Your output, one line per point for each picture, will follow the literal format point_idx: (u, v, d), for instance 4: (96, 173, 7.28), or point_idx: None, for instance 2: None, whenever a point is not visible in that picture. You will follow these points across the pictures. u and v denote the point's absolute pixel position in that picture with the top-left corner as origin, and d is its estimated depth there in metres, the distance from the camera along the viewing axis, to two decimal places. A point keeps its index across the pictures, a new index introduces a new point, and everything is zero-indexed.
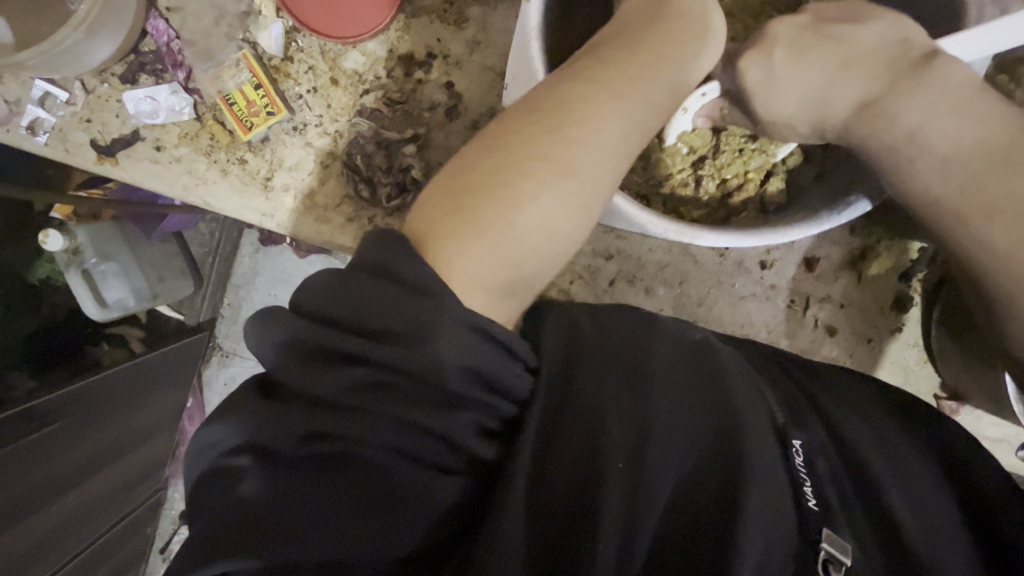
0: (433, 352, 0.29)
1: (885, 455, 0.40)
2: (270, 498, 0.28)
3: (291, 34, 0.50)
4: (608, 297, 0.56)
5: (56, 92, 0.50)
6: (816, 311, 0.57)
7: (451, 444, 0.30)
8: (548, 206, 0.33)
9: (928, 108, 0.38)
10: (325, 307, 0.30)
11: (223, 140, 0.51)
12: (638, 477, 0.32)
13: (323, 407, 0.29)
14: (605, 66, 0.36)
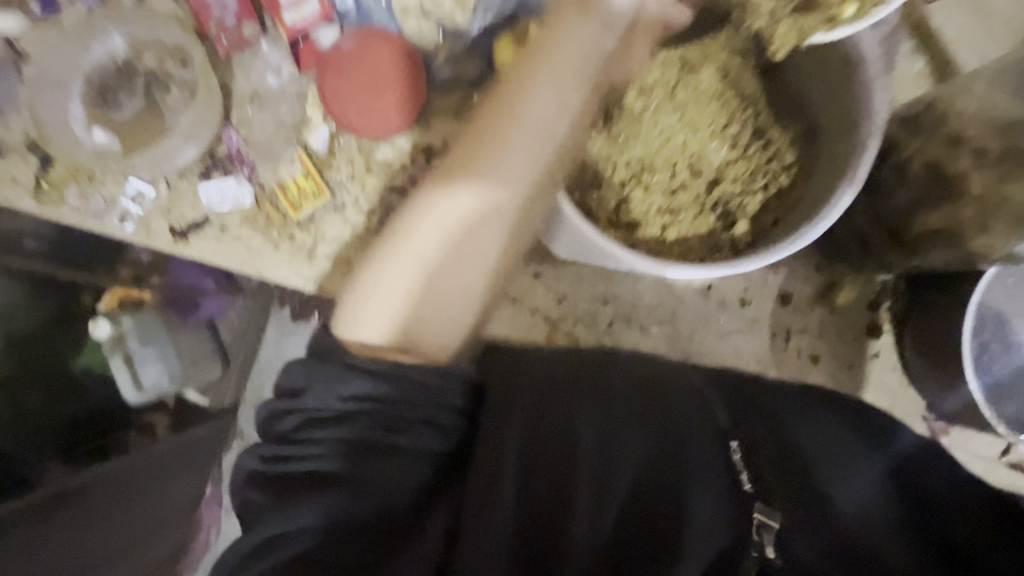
0: (315, 395, 0.53)
1: (821, 449, 0.55)
2: (300, 478, 0.50)
3: (334, 135, 0.62)
4: (608, 336, 0.63)
5: (144, 189, 0.61)
6: (798, 340, 0.63)
7: (404, 449, 0.51)
8: (460, 271, 0.50)
9: None
10: (298, 381, 0.54)
11: (276, 220, 0.62)
12: (607, 478, 0.50)
13: (292, 441, 0.52)
14: (467, 150, 0.49)
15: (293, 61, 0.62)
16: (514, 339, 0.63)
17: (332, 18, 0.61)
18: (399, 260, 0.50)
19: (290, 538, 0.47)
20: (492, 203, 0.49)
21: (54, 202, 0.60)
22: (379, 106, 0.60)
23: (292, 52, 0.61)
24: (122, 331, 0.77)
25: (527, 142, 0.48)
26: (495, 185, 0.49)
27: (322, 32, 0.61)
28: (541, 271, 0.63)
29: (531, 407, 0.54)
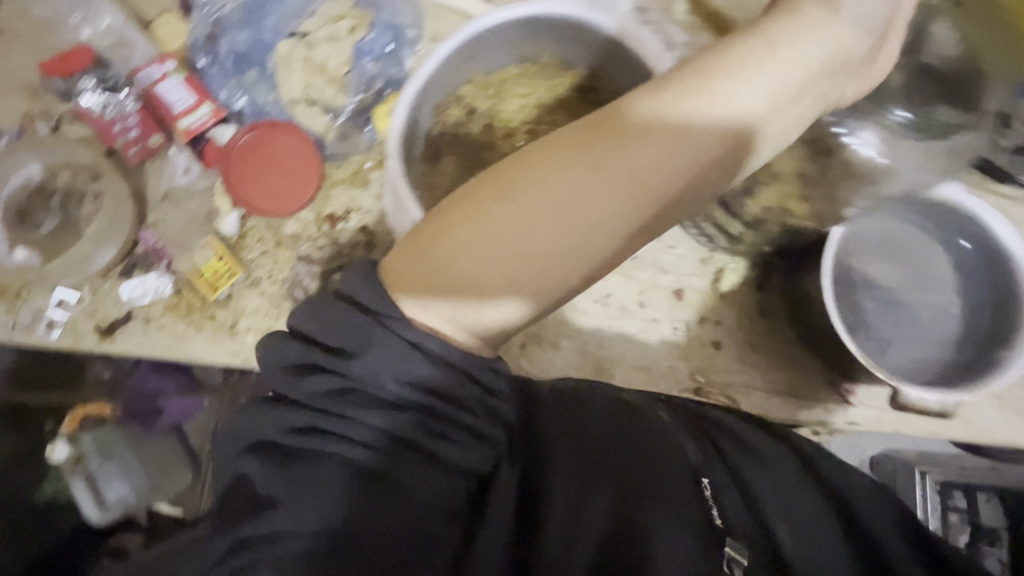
0: (370, 361, 0.39)
1: (778, 496, 0.53)
2: (272, 485, 0.38)
3: (243, 219, 0.68)
4: (523, 358, 0.66)
5: (68, 295, 0.65)
6: (699, 330, 0.68)
7: (432, 454, 0.40)
8: (489, 259, 0.39)
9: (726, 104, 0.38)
10: (331, 337, 0.39)
11: (197, 303, 0.66)
12: (579, 510, 0.44)
13: (319, 408, 0.39)
14: (589, 139, 0.38)
15: (198, 160, 0.68)
16: None
17: (227, 118, 0.68)
18: (426, 269, 0.39)
19: (279, 538, 0.37)
20: (523, 252, 0.38)
21: None
22: (282, 187, 0.67)
23: (196, 153, 0.67)
24: (83, 451, 0.88)
25: (605, 188, 0.38)
26: (557, 207, 0.38)
27: (220, 131, 0.67)
28: None
29: (549, 445, 0.46)
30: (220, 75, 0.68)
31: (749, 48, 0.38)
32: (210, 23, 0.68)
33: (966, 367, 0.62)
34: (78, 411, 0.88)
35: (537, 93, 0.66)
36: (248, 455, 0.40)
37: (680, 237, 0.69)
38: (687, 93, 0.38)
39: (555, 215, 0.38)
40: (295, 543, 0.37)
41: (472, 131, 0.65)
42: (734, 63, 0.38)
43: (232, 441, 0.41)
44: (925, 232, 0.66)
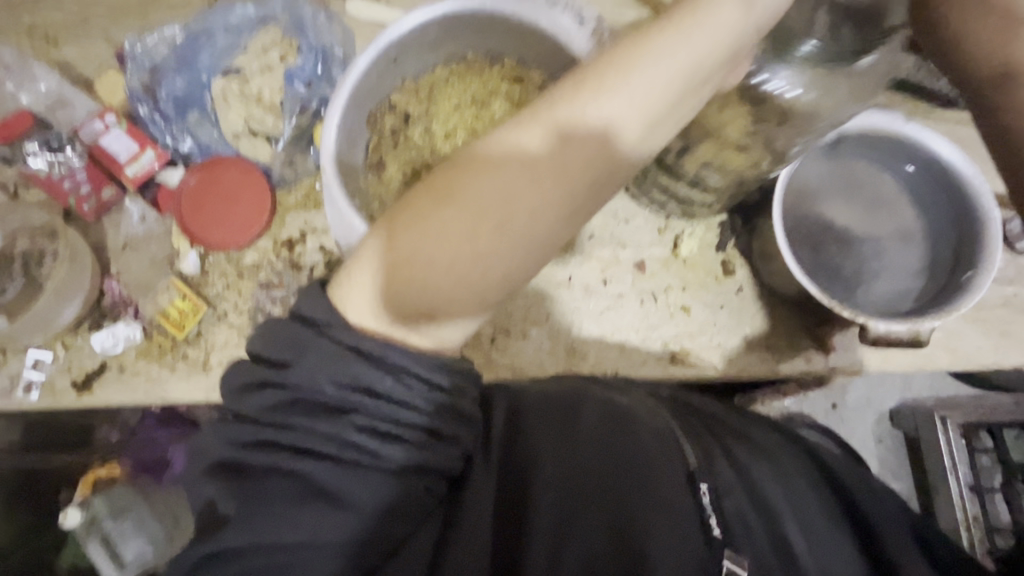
0: (306, 368, 0.39)
1: (789, 500, 0.49)
2: (227, 502, 0.37)
3: (203, 256, 0.69)
4: (494, 351, 0.66)
5: (42, 355, 0.66)
6: (665, 298, 0.68)
7: (380, 461, 0.38)
8: (433, 258, 0.38)
9: (629, 103, 0.38)
10: (276, 352, 0.40)
11: (167, 344, 0.67)
12: (565, 515, 0.42)
13: (266, 423, 0.39)
14: (513, 138, 0.39)
15: (153, 208, 0.70)
16: None
17: (173, 161, 0.70)
18: (379, 281, 0.40)
19: (240, 554, 0.36)
20: (468, 256, 0.38)
21: None
22: (234, 216, 0.68)
23: (149, 200, 0.69)
24: (93, 514, 1.01)
25: (532, 182, 0.39)
26: (488, 206, 0.38)
27: (169, 174, 0.69)
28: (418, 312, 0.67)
29: (529, 438, 0.46)
30: (161, 122, 0.70)
31: (653, 38, 0.38)
32: (145, 71, 0.70)
33: (939, 287, 0.61)
34: (91, 473, 1.03)
35: (468, 91, 0.66)
36: (205, 477, 0.39)
37: (633, 210, 0.69)
38: (600, 83, 0.38)
39: (495, 220, 0.38)
40: (258, 564, 0.36)
41: (410, 136, 0.66)
42: (635, 60, 0.38)
43: (195, 462, 0.40)
44: (871, 162, 0.66)
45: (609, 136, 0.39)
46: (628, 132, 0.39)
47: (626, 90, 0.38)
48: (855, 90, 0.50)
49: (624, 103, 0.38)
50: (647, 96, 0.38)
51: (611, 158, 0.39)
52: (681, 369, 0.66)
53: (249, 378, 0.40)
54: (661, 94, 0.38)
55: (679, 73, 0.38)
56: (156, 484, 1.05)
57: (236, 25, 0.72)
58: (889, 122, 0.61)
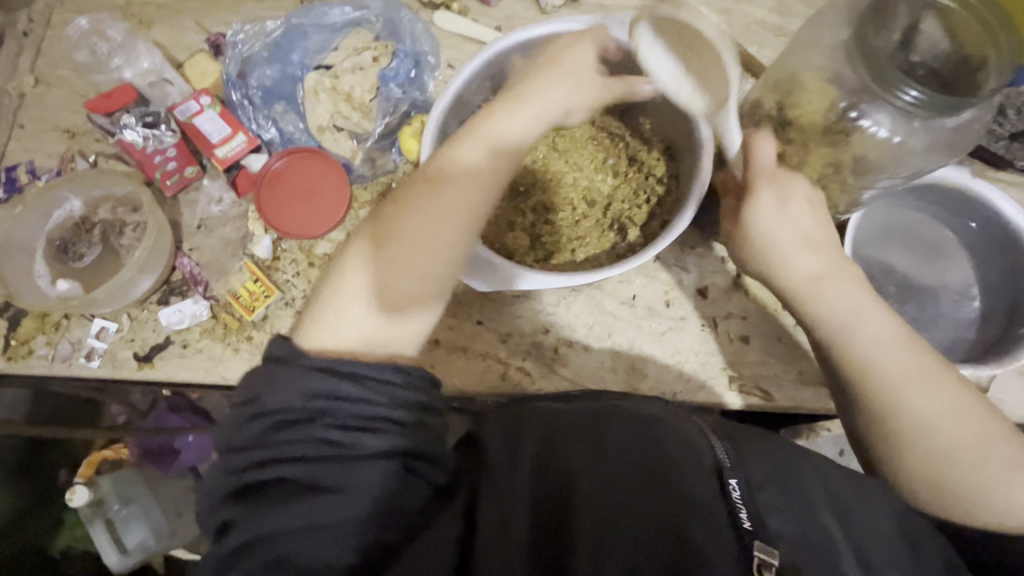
0: (279, 390, 0.44)
1: (829, 493, 0.49)
2: (241, 519, 0.42)
3: (277, 241, 0.70)
4: (555, 362, 0.68)
5: (108, 324, 0.66)
6: (726, 326, 0.69)
7: (359, 451, 0.43)
8: (402, 260, 0.51)
9: (513, 118, 0.58)
10: (252, 388, 0.46)
11: (233, 325, 0.67)
12: (605, 513, 0.44)
13: (259, 444, 0.43)
14: (434, 164, 0.56)
15: (231, 189, 0.71)
16: (471, 388, 0.67)
17: (259, 148, 0.71)
18: (347, 294, 0.50)
19: (267, 551, 0.40)
20: (430, 249, 0.51)
21: (24, 356, 0.65)
22: (313, 207, 0.69)
23: (230, 181, 0.70)
24: (102, 495, 1.01)
25: (463, 184, 0.54)
26: (438, 210, 0.52)
27: (253, 159, 0.71)
28: (484, 317, 0.68)
29: (538, 450, 0.48)
30: (250, 108, 0.72)
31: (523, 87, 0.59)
32: (240, 61, 0.72)
33: (993, 341, 0.63)
34: (96, 455, 1.03)
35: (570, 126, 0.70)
36: (221, 504, 0.43)
37: (700, 237, 0.71)
38: (488, 116, 0.58)
39: (443, 213, 0.52)
40: (277, 555, 0.40)
41: None
42: (515, 102, 0.58)
43: (208, 498, 0.45)
44: (933, 217, 0.68)
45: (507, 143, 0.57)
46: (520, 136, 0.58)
47: (505, 112, 0.58)
48: (943, 147, 0.52)
49: (510, 119, 0.58)
50: (526, 111, 0.58)
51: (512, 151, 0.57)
52: (738, 397, 0.67)
53: (234, 416, 0.46)
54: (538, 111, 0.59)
55: (543, 100, 0.59)
56: (164, 473, 1.04)
57: (331, 24, 0.74)
58: (957, 177, 0.63)
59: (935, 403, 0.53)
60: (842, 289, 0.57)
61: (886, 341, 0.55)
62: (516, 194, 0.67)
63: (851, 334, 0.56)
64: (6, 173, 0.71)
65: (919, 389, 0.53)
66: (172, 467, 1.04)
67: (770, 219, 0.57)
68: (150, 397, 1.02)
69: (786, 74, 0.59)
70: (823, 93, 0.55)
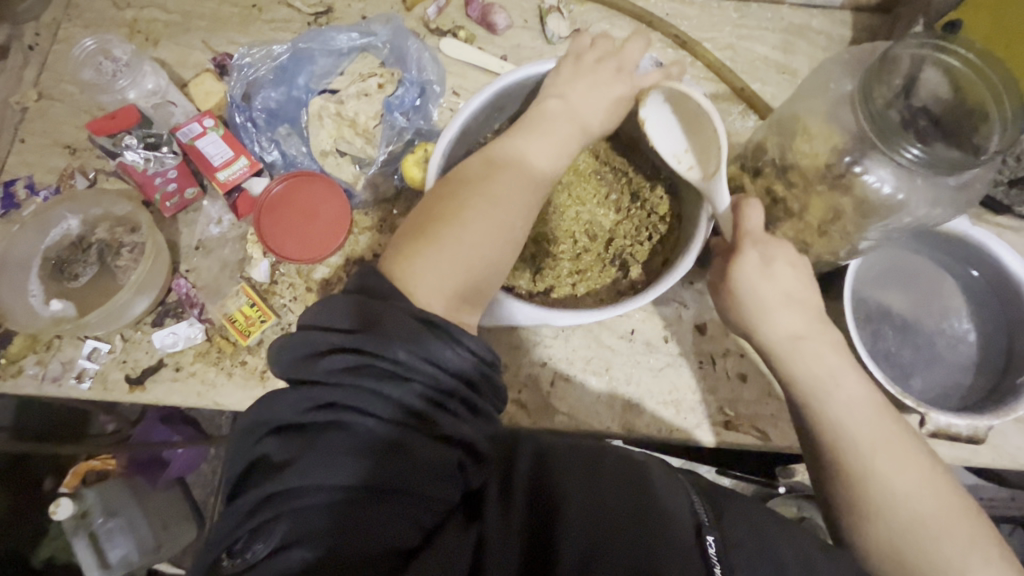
0: (377, 335, 0.43)
1: (799, 562, 0.46)
2: (289, 457, 0.40)
3: (275, 265, 0.69)
4: (551, 395, 0.67)
5: (100, 345, 0.65)
6: (724, 363, 0.69)
7: (433, 421, 0.42)
8: (478, 228, 0.52)
9: (593, 105, 0.61)
10: (340, 322, 0.44)
11: (228, 349, 0.66)
12: (591, 545, 0.42)
13: (332, 383, 0.42)
14: (517, 144, 0.58)
15: (231, 211, 0.70)
16: None
17: (261, 170, 0.71)
18: (406, 264, 0.51)
19: (301, 501, 0.39)
20: (501, 224, 0.53)
21: (13, 375, 0.65)
22: (313, 233, 0.68)
23: (229, 204, 0.70)
24: (87, 508, 0.97)
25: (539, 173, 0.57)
26: (518, 187, 0.55)
27: (254, 182, 0.70)
28: None
29: (567, 461, 0.47)
30: (253, 131, 0.72)
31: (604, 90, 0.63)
32: (246, 83, 0.73)
33: (990, 390, 0.63)
34: (84, 464, 0.99)
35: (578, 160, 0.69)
36: (269, 435, 0.42)
37: (700, 273, 0.71)
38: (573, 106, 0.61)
39: (521, 194, 0.55)
40: (313, 504, 0.39)
41: None
42: (571, 119, 0.60)
43: (253, 425, 0.43)
44: (933, 260, 0.68)
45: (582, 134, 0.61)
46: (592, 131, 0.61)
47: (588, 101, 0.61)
48: (945, 201, 0.53)
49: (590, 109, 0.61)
50: (605, 104, 0.62)
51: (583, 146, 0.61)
52: (734, 436, 0.67)
53: (313, 340, 0.44)
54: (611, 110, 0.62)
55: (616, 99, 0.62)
56: (152, 485, 1.03)
57: (338, 48, 0.74)
58: (957, 225, 0.64)
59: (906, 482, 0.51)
60: (824, 354, 0.55)
61: (865, 409, 0.53)
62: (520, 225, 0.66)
63: (830, 402, 0.54)
64: (6, 187, 0.70)
65: (894, 462, 0.52)
66: (160, 479, 1.04)
67: (756, 281, 0.55)
68: (139, 407, 1.04)
69: (789, 118, 0.59)
70: (827, 140, 0.55)
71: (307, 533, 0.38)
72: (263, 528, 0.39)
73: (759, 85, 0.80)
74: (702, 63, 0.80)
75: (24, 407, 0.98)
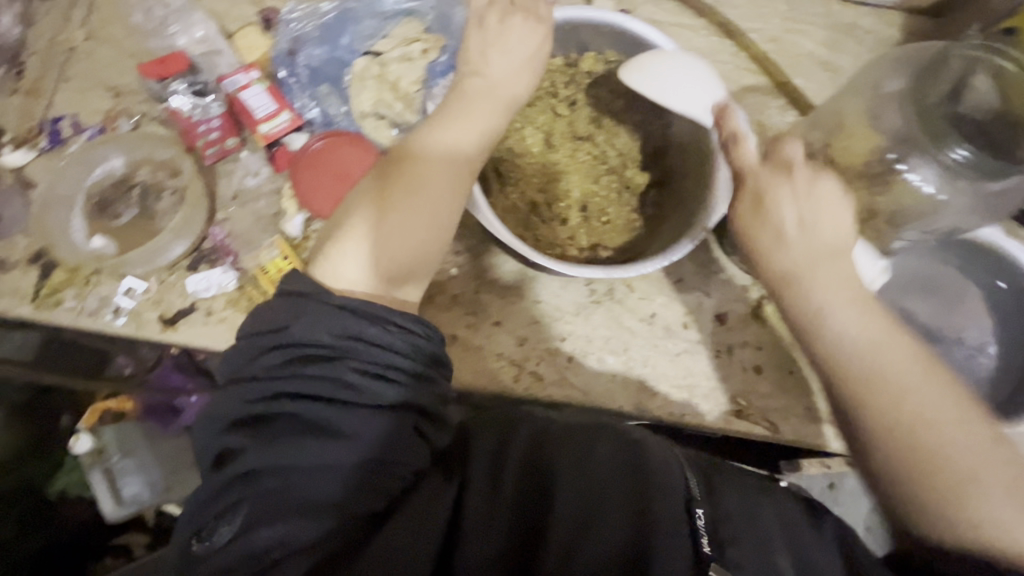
0: (310, 324, 0.47)
1: (784, 527, 0.48)
2: (244, 446, 0.44)
3: (308, 221, 0.70)
4: (570, 371, 0.68)
5: (136, 284, 0.67)
6: (741, 355, 0.70)
7: (372, 394, 0.45)
8: (414, 208, 0.53)
9: (497, 57, 0.59)
10: (277, 321, 0.48)
11: (258, 299, 0.68)
12: (579, 517, 0.44)
13: (276, 374, 0.46)
14: (445, 115, 0.58)
15: (269, 164, 0.72)
16: (483, 385, 0.68)
17: (302, 127, 0.72)
18: (342, 261, 0.52)
19: (264, 480, 0.43)
20: (434, 195, 0.54)
21: (52, 306, 0.67)
22: (349, 190, 0.69)
23: (269, 155, 0.71)
24: (104, 445, 1.03)
25: (475, 130, 0.57)
26: (444, 156, 0.55)
27: (294, 138, 0.71)
28: (502, 318, 0.69)
29: (560, 441, 0.49)
30: (296, 87, 0.73)
31: (505, 38, 0.60)
32: (292, 38, 0.73)
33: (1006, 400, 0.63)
34: (101, 403, 1.04)
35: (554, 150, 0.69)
36: (225, 431, 0.46)
37: (724, 264, 0.72)
38: (483, 64, 0.59)
39: (450, 160, 0.55)
40: (271, 485, 0.42)
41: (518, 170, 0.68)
42: (482, 86, 0.59)
43: (210, 424, 0.47)
44: (960, 270, 0.68)
45: (499, 89, 0.59)
46: (506, 82, 0.59)
47: (497, 50, 0.59)
48: (980, 206, 0.53)
49: (498, 59, 0.59)
50: (495, 52, 0.59)
51: (510, 103, 0.60)
52: (745, 426, 0.68)
53: (249, 344, 0.48)
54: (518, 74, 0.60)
55: (512, 45, 0.60)
56: (163, 431, 1.04)
57: (383, 11, 0.75)
58: (988, 234, 0.63)
59: (938, 411, 0.46)
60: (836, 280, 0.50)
61: (873, 335, 0.49)
62: (538, 203, 0.67)
63: (833, 322, 0.49)
64: (52, 124, 0.72)
65: (906, 390, 0.46)
66: (171, 426, 1.03)
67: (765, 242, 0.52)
68: (157, 350, 0.96)
69: (829, 114, 0.59)
70: (866, 140, 0.55)
71: (264, 513, 0.42)
72: (228, 512, 0.43)
73: (801, 81, 0.79)
74: (745, 55, 0.80)
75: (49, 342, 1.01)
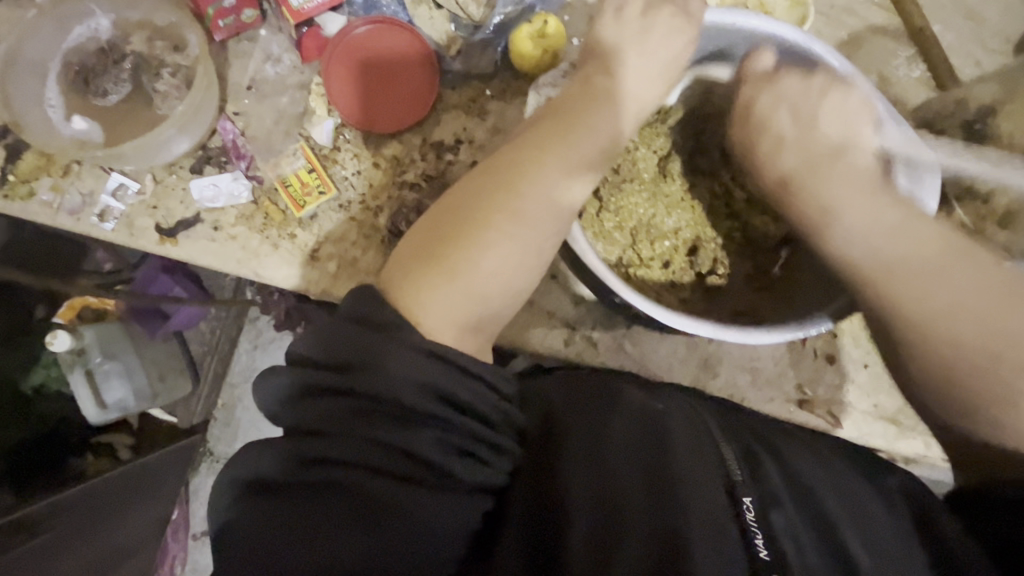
0: (374, 375, 0.37)
1: (845, 506, 0.42)
2: (269, 512, 0.35)
3: (339, 128, 0.58)
4: (627, 339, 0.61)
5: (128, 183, 0.56)
6: (815, 342, 0.63)
7: (439, 465, 0.37)
8: (508, 240, 0.45)
9: (633, 51, 0.53)
10: (328, 357, 0.39)
11: (276, 217, 0.57)
12: (606, 524, 0.37)
13: (320, 427, 0.37)
14: (566, 117, 0.49)
15: (295, 49, 0.58)
16: (529, 344, 0.60)
17: (340, 7, 0.58)
18: (416, 293, 0.42)
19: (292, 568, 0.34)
20: (534, 223, 0.46)
21: (24, 198, 0.56)
22: (392, 98, 0.57)
23: (296, 38, 0.58)
24: (84, 346, 0.88)
25: (591, 141, 0.49)
26: (555, 170, 0.47)
27: (328, 20, 0.58)
28: (559, 272, 0.60)
29: (584, 447, 0.42)
30: None
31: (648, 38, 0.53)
32: None
33: None
34: (80, 299, 0.92)
35: (652, 142, 0.58)
36: (249, 495, 0.36)
37: None
38: (616, 53, 0.53)
39: (564, 177, 0.47)
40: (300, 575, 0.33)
41: (624, 191, 0.57)
42: (617, 93, 0.52)
43: (232, 481, 0.38)
44: None
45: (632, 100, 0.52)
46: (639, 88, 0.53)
47: (636, 42, 0.53)
48: None
49: (636, 54, 0.53)
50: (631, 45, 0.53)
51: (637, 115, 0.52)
52: (805, 417, 0.63)
53: (293, 389, 0.39)
54: (653, 70, 0.53)
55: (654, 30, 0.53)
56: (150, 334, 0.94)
57: None
58: None
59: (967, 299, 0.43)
60: (869, 201, 0.48)
61: (889, 222, 0.47)
62: (641, 233, 0.57)
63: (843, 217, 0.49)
64: None
65: (930, 282, 0.44)
66: (160, 329, 0.95)
67: (835, 181, 0.51)
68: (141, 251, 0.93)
69: None
70: None
71: None
72: None
73: (937, 27, 0.66)
74: None
75: (16, 229, 0.89)
